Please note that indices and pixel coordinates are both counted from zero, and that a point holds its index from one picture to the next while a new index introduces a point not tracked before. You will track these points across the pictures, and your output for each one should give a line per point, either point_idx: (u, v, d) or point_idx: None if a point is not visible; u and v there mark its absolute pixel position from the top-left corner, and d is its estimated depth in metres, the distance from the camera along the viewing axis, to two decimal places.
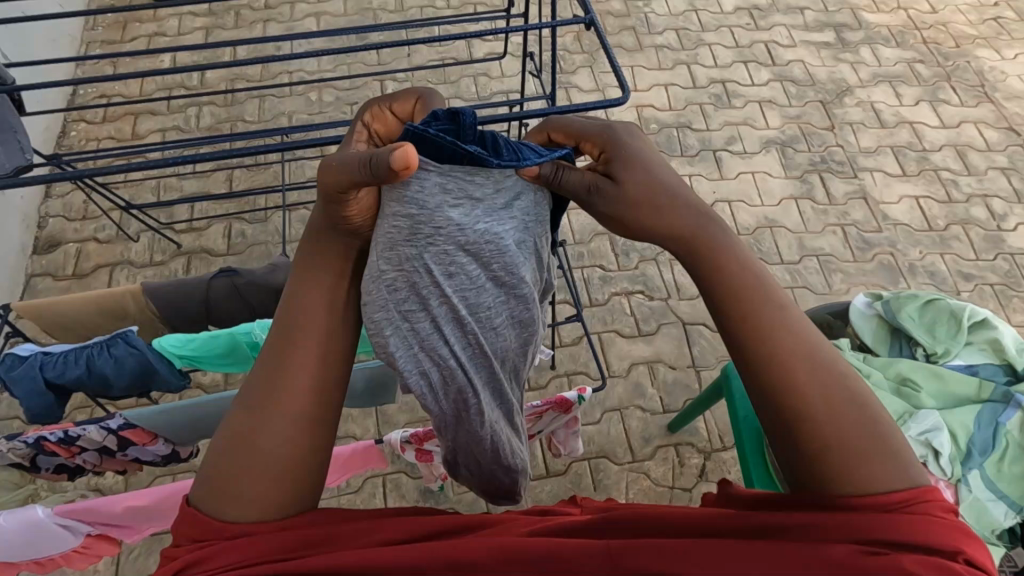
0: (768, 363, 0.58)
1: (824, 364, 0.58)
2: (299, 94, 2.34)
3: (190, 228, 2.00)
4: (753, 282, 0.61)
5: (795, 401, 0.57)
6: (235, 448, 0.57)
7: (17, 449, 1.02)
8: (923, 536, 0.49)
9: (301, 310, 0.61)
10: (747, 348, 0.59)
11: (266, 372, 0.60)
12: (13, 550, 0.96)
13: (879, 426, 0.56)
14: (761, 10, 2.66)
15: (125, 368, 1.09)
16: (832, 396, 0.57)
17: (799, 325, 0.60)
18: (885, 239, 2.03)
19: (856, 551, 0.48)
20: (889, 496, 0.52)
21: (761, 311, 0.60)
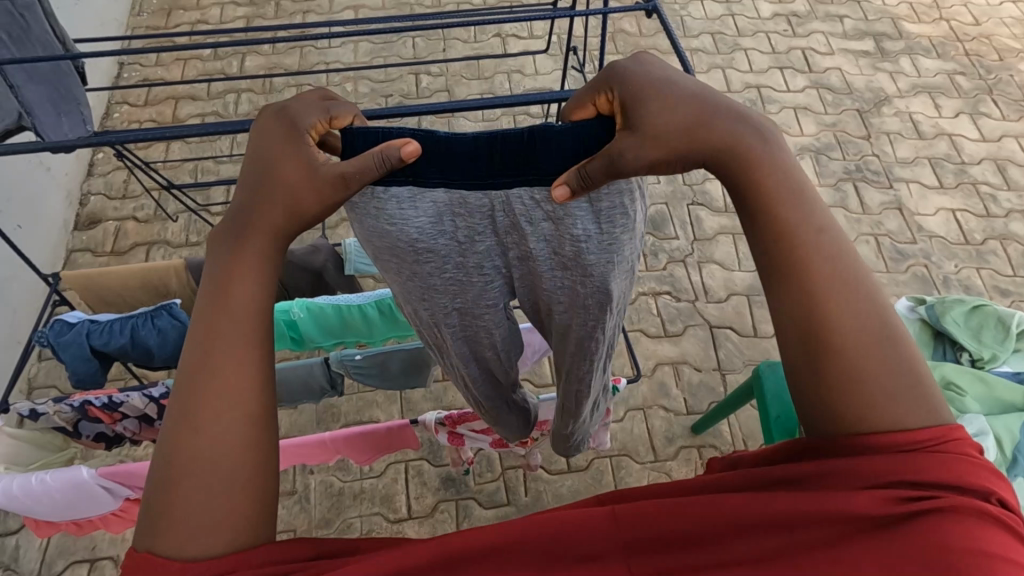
0: (807, 316, 0.52)
1: (872, 313, 0.52)
2: (336, 85, 2.38)
3: (225, 211, 2.05)
4: (814, 238, 0.54)
5: (835, 357, 0.51)
6: (172, 485, 0.47)
7: (63, 413, 1.05)
8: (939, 467, 0.45)
9: (228, 299, 0.52)
10: (787, 294, 0.54)
11: (197, 381, 0.50)
12: (54, 510, 0.99)
13: (916, 382, 0.50)
14: (799, 17, 2.64)
15: (168, 340, 1.12)
16: (873, 352, 0.51)
17: (851, 272, 0.53)
18: (919, 251, 2.01)
19: (885, 500, 0.44)
20: (904, 447, 0.47)
21: (798, 256, 0.54)
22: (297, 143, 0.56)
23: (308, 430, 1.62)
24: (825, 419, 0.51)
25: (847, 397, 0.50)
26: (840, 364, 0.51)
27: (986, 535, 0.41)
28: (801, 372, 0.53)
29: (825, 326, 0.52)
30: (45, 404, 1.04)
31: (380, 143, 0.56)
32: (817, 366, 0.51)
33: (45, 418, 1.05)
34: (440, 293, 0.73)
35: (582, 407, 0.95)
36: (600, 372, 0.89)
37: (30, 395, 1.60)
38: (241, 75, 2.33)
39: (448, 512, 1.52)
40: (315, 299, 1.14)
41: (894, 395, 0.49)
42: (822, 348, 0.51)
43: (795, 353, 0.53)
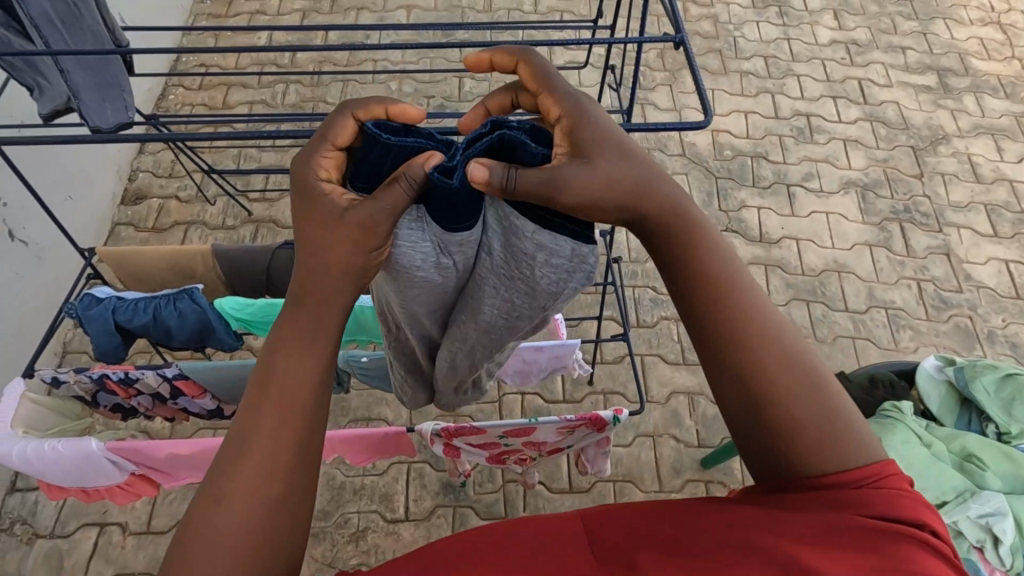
0: (742, 370, 0.54)
1: (790, 357, 0.54)
2: (381, 82, 2.42)
3: (262, 198, 2.11)
4: (735, 295, 0.56)
5: (771, 411, 0.53)
6: (202, 524, 0.47)
7: (82, 383, 1.09)
8: (877, 503, 0.48)
9: (308, 319, 0.55)
10: (720, 353, 0.56)
11: (261, 394, 0.52)
12: (63, 477, 1.03)
13: (841, 415, 0.53)
14: (859, 46, 2.55)
15: (188, 322, 1.16)
16: (800, 391, 0.53)
17: (769, 324, 0.56)
18: (964, 301, 1.90)
19: (860, 525, 0.47)
20: (850, 490, 0.49)
21: (726, 314, 0.56)
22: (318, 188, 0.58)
23: None
24: (788, 461, 0.52)
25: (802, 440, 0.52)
26: (778, 412, 0.53)
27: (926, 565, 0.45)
28: (756, 436, 0.54)
29: (757, 377, 0.54)
30: (66, 373, 1.08)
31: (406, 164, 0.57)
32: (759, 426, 0.53)
33: (66, 386, 1.09)
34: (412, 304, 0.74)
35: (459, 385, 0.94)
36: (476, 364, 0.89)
37: (63, 360, 1.68)
38: (292, 68, 2.40)
39: (445, 518, 1.52)
40: None
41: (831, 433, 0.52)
42: (757, 402, 0.53)
43: (742, 405, 0.55)
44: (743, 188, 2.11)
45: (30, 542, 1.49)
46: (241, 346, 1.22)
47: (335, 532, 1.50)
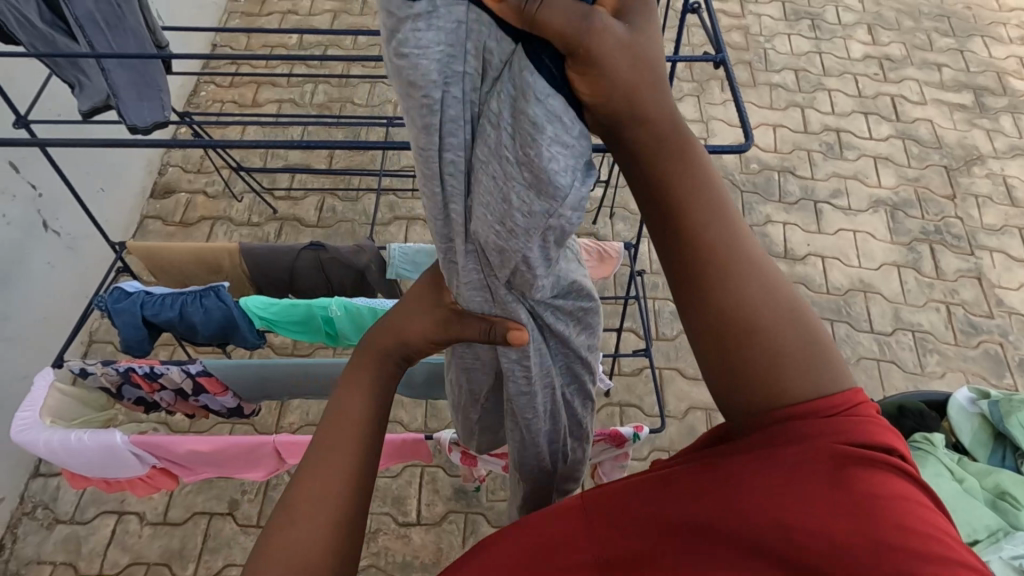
0: (710, 294, 0.48)
1: (771, 289, 0.48)
2: None
3: (287, 196, 2.13)
4: (721, 220, 0.48)
5: (745, 340, 0.47)
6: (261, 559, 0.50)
7: (109, 375, 1.11)
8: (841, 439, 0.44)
9: (373, 363, 0.62)
10: (701, 275, 0.47)
11: (331, 422, 0.58)
12: (88, 467, 1.05)
13: (815, 344, 0.48)
14: (893, 61, 2.51)
15: (213, 319, 1.17)
16: (766, 304, 0.47)
17: (742, 235, 0.49)
18: (995, 327, 1.85)
19: (837, 461, 0.43)
20: (816, 421, 0.45)
21: (713, 229, 0.48)
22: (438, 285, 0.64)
23: None
24: (757, 396, 0.47)
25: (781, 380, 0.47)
26: (753, 346, 0.47)
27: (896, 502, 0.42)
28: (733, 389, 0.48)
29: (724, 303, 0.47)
30: (94, 365, 1.10)
31: (497, 314, 0.58)
32: (731, 358, 0.47)
33: (93, 377, 1.11)
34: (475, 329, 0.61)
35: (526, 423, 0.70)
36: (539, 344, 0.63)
37: (89, 348, 1.71)
38: (321, 68, 2.43)
39: (456, 524, 1.52)
40: (354, 300, 1.19)
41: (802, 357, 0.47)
42: (734, 330, 0.47)
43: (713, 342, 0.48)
44: (769, 202, 2.08)
45: (50, 526, 1.52)
46: (263, 345, 1.23)
47: None
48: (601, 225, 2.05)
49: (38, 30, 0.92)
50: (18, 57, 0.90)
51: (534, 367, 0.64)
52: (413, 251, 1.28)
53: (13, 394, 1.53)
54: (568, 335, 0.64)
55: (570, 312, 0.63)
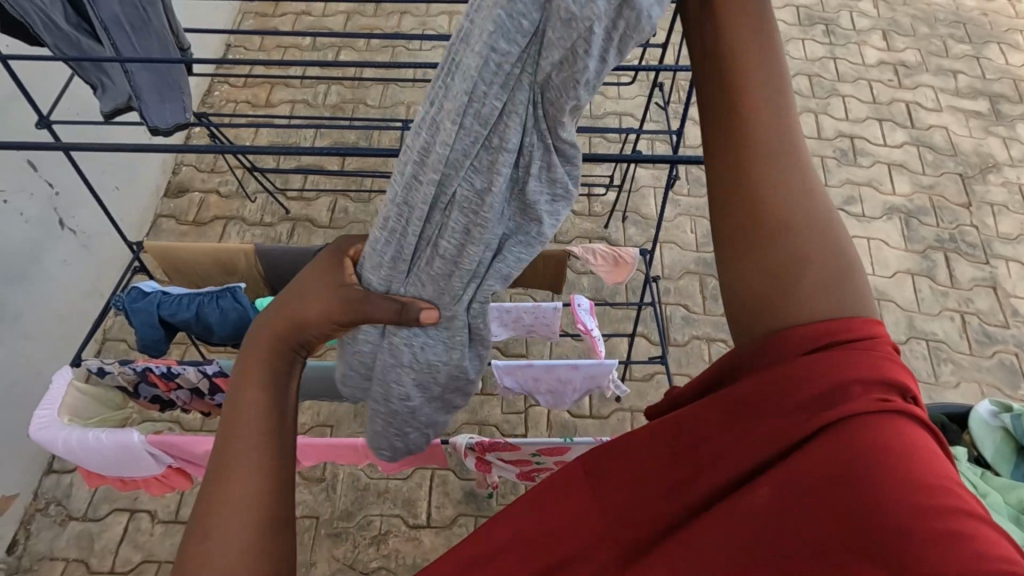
0: (739, 203, 0.57)
1: (812, 221, 0.56)
2: (421, 86, 2.45)
3: (299, 197, 2.14)
4: (780, 163, 0.57)
5: (781, 244, 0.56)
6: (197, 540, 0.52)
7: (126, 374, 1.12)
8: (839, 391, 0.48)
9: (260, 359, 0.64)
10: (751, 188, 0.57)
11: (230, 424, 0.59)
12: (104, 465, 1.06)
13: (844, 277, 0.55)
14: (908, 68, 2.49)
15: (229, 320, 1.17)
16: (810, 230, 0.56)
17: (796, 177, 0.57)
18: (1010, 337, 1.84)
19: (851, 421, 0.46)
20: (835, 361, 0.49)
21: (767, 163, 0.57)
22: (330, 271, 0.71)
23: (345, 422, 1.67)
24: (781, 298, 0.55)
25: (795, 286, 0.54)
26: (786, 251, 0.55)
27: (900, 450, 0.45)
28: (752, 287, 0.56)
29: (754, 221, 0.57)
30: (112, 364, 1.11)
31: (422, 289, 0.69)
32: (761, 247, 0.56)
33: (110, 376, 1.12)
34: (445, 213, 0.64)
35: (417, 287, 0.69)
36: (506, 193, 0.61)
37: (103, 346, 1.72)
38: (334, 70, 2.43)
39: (467, 527, 1.52)
40: None
41: (826, 276, 0.55)
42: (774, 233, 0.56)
43: (746, 245, 0.57)
44: None
45: (63, 523, 1.53)
46: None
47: (358, 533, 1.51)
48: (612, 230, 2.04)
49: (64, 33, 0.93)
50: (47, 60, 0.92)
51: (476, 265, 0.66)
52: None
53: (29, 393, 1.54)
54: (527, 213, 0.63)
55: (555, 183, 0.62)
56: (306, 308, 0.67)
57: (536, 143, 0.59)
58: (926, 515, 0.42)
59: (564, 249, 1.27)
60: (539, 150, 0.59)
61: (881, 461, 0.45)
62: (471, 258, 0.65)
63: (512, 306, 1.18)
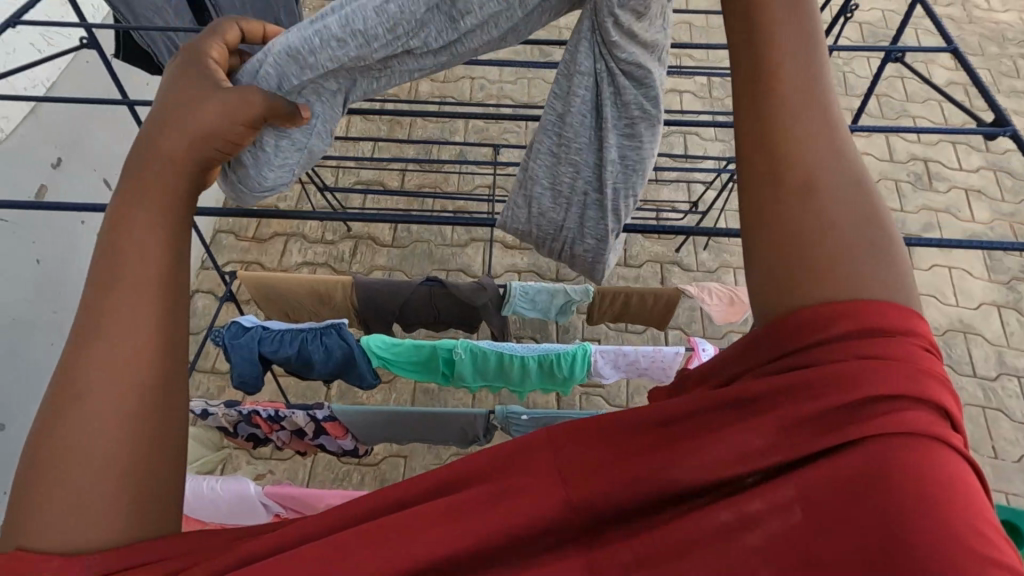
0: (760, 182, 0.38)
1: (848, 184, 0.37)
2: (479, 100, 2.38)
3: (360, 213, 2.09)
4: (800, 113, 0.38)
5: (802, 219, 0.36)
6: (53, 457, 0.37)
7: (229, 415, 1.07)
8: (862, 378, 0.30)
9: (143, 227, 0.43)
10: (767, 150, 0.38)
11: (94, 316, 0.41)
12: (209, 513, 0.99)
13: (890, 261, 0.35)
14: (979, 89, 2.43)
15: (333, 358, 1.13)
16: (842, 205, 0.36)
17: (816, 132, 0.38)
18: None
19: (909, 451, 0.28)
20: (883, 366, 0.30)
21: (787, 113, 0.38)
22: (197, 70, 0.49)
23: (419, 453, 1.63)
24: (812, 299, 0.34)
25: (834, 274, 0.34)
26: (814, 226, 0.36)
27: (932, 473, 0.28)
28: (759, 286, 0.37)
29: (770, 214, 0.37)
30: (216, 404, 1.06)
31: (541, 227, 0.67)
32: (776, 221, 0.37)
33: (212, 417, 1.07)
34: (546, 152, 0.63)
35: (517, 206, 0.66)
36: (586, 115, 0.61)
37: None
38: None
39: None
40: (478, 341, 1.13)
41: (865, 255, 0.34)
42: (791, 208, 0.36)
43: (761, 233, 0.37)
44: None
45: None
46: (379, 385, 1.18)
47: None
48: (684, 254, 1.99)
49: None
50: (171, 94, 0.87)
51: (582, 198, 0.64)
52: (534, 289, 1.22)
53: None
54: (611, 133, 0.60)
55: (628, 106, 0.59)
56: (197, 120, 0.46)
57: (604, 69, 0.58)
58: (953, 572, 0.26)
59: (676, 288, 1.20)
60: (604, 77, 0.58)
61: (907, 484, 0.28)
62: (558, 184, 0.63)
63: (630, 349, 1.12)
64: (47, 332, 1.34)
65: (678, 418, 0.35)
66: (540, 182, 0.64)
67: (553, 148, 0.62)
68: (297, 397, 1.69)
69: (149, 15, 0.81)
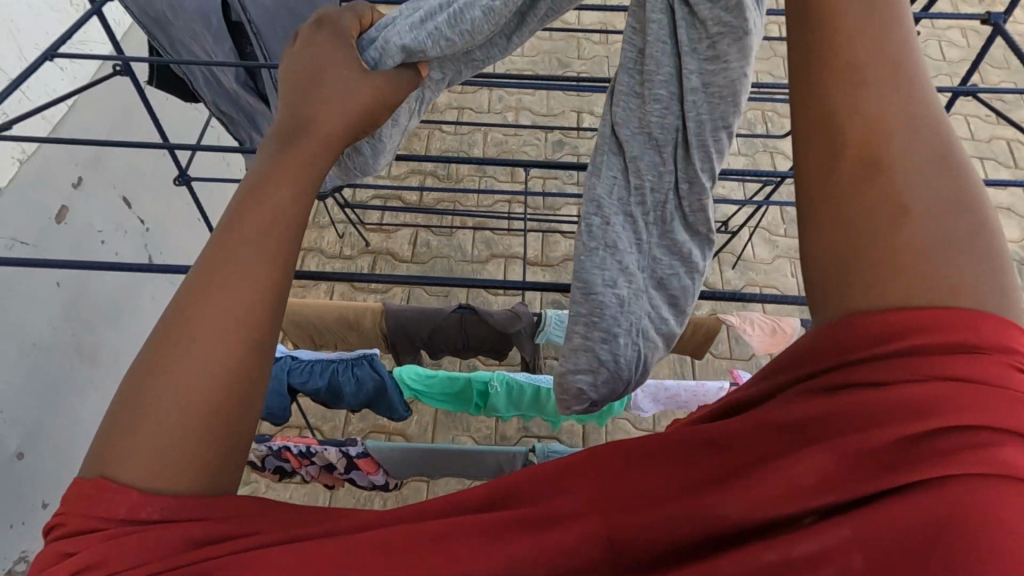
0: (818, 169, 0.34)
1: (929, 155, 0.31)
2: (498, 112, 2.34)
3: (379, 228, 2.06)
4: (866, 83, 0.33)
5: (866, 210, 0.31)
6: (146, 390, 0.37)
7: (259, 451, 1.03)
8: (928, 408, 0.26)
9: (260, 211, 0.41)
10: (832, 131, 0.33)
11: (198, 297, 0.39)
12: None
13: (984, 235, 0.29)
14: (1006, 103, 2.39)
15: (364, 390, 1.09)
16: (923, 179, 0.31)
17: (887, 98, 0.33)
18: None
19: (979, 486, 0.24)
20: (951, 387, 0.26)
21: (851, 88, 0.33)
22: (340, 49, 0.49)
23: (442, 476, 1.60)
24: (875, 296, 0.29)
25: (918, 267, 0.29)
26: (885, 212, 0.31)
27: (1016, 520, 0.23)
28: (823, 287, 0.32)
29: (840, 201, 0.32)
30: None
31: (626, 201, 0.54)
32: (851, 207, 0.32)
33: None
34: (627, 102, 0.53)
35: (602, 180, 0.54)
36: (665, 45, 0.50)
37: None
38: None
39: None
40: (514, 374, 1.10)
41: (955, 243, 0.29)
42: (857, 198, 0.31)
43: (826, 228, 0.33)
44: None
45: None
46: (409, 416, 1.15)
47: None
48: (709, 272, 1.95)
49: (224, 91, 0.85)
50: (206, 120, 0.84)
51: (671, 152, 0.52)
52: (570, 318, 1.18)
53: None
54: (691, 60, 0.49)
55: (705, 25, 0.48)
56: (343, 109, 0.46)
57: None
58: None
59: (717, 318, 1.17)
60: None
61: (982, 533, 0.23)
62: (647, 126, 0.52)
63: (672, 383, 1.08)
64: (67, 356, 1.31)
65: (730, 440, 0.32)
66: (625, 126, 0.53)
67: (634, 95, 0.52)
68: (318, 418, 1.66)
69: (189, 45, 0.80)
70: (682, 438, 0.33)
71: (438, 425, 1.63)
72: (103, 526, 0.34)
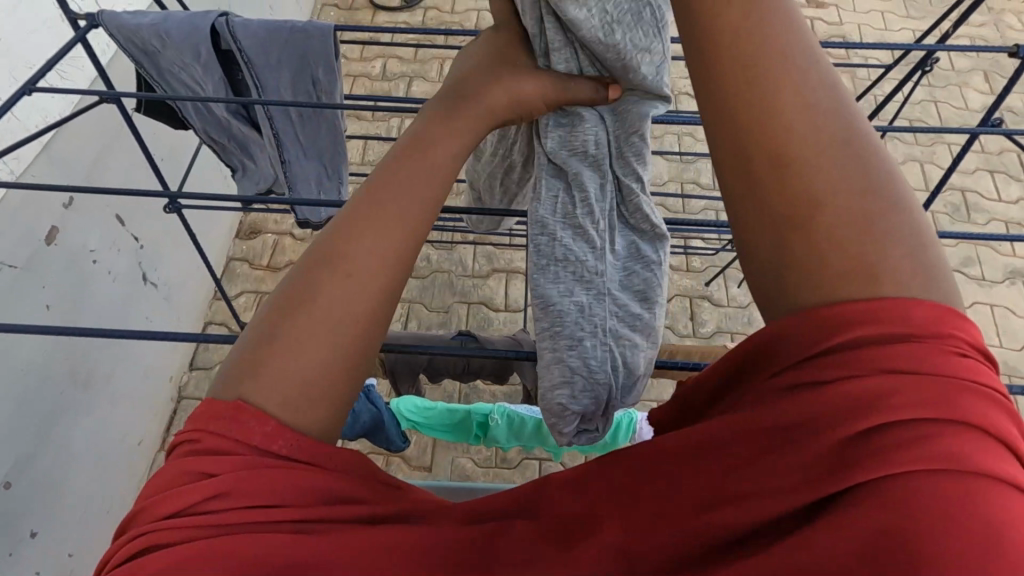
0: (771, 206, 0.41)
1: (849, 179, 0.40)
2: None
3: None
4: (790, 134, 0.41)
5: (812, 234, 0.39)
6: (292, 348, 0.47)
7: None
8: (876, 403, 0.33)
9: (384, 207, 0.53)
10: (765, 177, 0.42)
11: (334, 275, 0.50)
12: None
13: (901, 231, 0.39)
14: (1016, 114, 2.35)
15: (359, 423, 1.03)
16: (846, 201, 0.39)
17: (807, 143, 0.41)
18: None
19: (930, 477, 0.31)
20: (906, 383, 0.33)
21: (782, 133, 0.41)
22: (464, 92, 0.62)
23: None
24: (830, 303, 0.38)
25: (831, 247, 0.39)
26: (825, 227, 0.39)
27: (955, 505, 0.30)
28: (778, 304, 0.41)
29: (784, 234, 0.40)
30: None
31: (570, 204, 0.66)
32: (796, 229, 0.40)
33: None
34: (557, 135, 0.68)
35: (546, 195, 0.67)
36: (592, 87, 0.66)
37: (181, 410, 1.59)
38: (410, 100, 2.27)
39: None
40: (515, 406, 1.07)
41: (870, 235, 0.38)
42: (801, 226, 0.40)
43: (771, 254, 0.41)
44: None
45: None
46: (407, 448, 1.11)
47: None
48: (715, 288, 1.91)
49: (216, 118, 0.82)
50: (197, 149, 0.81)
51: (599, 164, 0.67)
52: None
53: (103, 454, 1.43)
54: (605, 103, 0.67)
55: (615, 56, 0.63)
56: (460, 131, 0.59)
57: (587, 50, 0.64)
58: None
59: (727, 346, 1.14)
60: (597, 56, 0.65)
61: (931, 522, 0.30)
62: (577, 147, 0.68)
63: None
64: (58, 379, 1.27)
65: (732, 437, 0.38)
66: (558, 152, 0.68)
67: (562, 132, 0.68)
68: None
69: (180, 75, 0.76)
70: (696, 441, 0.40)
71: (438, 445, 1.60)
72: (238, 447, 0.44)
